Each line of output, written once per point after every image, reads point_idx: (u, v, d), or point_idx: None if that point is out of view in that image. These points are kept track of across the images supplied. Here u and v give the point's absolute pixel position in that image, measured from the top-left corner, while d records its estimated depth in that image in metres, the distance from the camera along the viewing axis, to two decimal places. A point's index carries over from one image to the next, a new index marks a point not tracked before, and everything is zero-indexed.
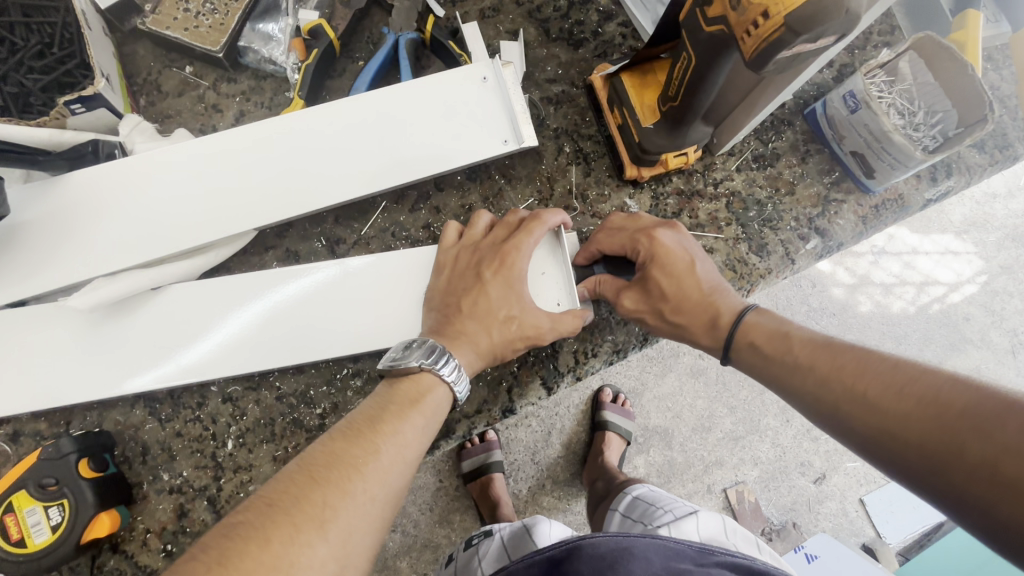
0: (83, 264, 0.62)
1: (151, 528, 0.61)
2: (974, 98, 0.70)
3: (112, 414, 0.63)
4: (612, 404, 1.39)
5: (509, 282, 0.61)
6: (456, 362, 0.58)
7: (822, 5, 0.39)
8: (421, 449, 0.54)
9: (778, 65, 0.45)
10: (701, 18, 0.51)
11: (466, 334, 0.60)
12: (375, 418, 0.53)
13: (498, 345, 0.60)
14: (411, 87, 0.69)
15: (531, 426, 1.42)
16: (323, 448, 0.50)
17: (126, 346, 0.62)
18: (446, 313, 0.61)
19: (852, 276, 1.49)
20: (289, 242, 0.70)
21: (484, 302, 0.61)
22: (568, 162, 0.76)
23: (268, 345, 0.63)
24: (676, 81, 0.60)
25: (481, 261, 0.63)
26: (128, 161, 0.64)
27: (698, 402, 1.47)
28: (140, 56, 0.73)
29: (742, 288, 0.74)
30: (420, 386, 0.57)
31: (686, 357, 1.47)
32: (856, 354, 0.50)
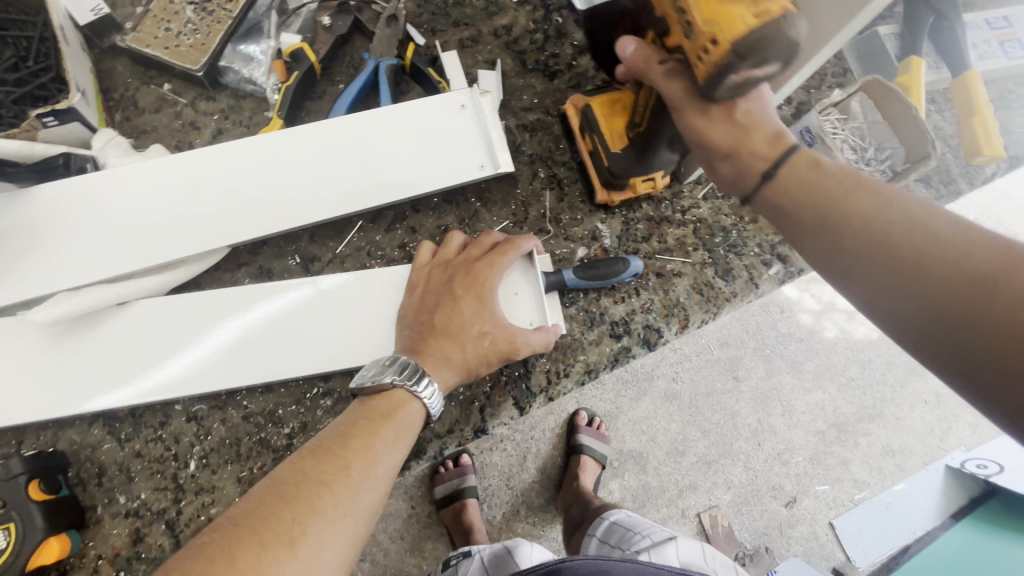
0: (47, 278, 0.61)
1: (104, 555, 0.58)
2: (919, 137, 0.76)
3: (68, 433, 0.61)
4: (587, 428, 1.39)
5: (483, 299, 0.62)
6: (433, 382, 0.58)
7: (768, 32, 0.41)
8: (394, 463, 0.55)
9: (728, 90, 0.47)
10: (659, 42, 0.51)
11: (438, 349, 0.60)
12: (345, 434, 0.54)
13: (472, 359, 0.60)
14: (390, 112, 0.71)
15: (505, 450, 1.42)
16: (294, 466, 0.51)
17: (89, 361, 0.60)
18: (419, 330, 0.62)
19: (818, 303, 1.59)
20: (263, 259, 0.70)
21: (458, 319, 0.61)
22: (543, 187, 0.78)
23: (237, 362, 0.62)
24: (642, 108, 0.64)
25: (455, 277, 0.63)
26: (101, 174, 0.64)
27: (671, 426, 1.48)
28: (118, 72, 0.73)
29: (709, 310, 0.77)
30: (394, 401, 0.57)
31: (659, 382, 1.50)
32: (933, 234, 0.41)
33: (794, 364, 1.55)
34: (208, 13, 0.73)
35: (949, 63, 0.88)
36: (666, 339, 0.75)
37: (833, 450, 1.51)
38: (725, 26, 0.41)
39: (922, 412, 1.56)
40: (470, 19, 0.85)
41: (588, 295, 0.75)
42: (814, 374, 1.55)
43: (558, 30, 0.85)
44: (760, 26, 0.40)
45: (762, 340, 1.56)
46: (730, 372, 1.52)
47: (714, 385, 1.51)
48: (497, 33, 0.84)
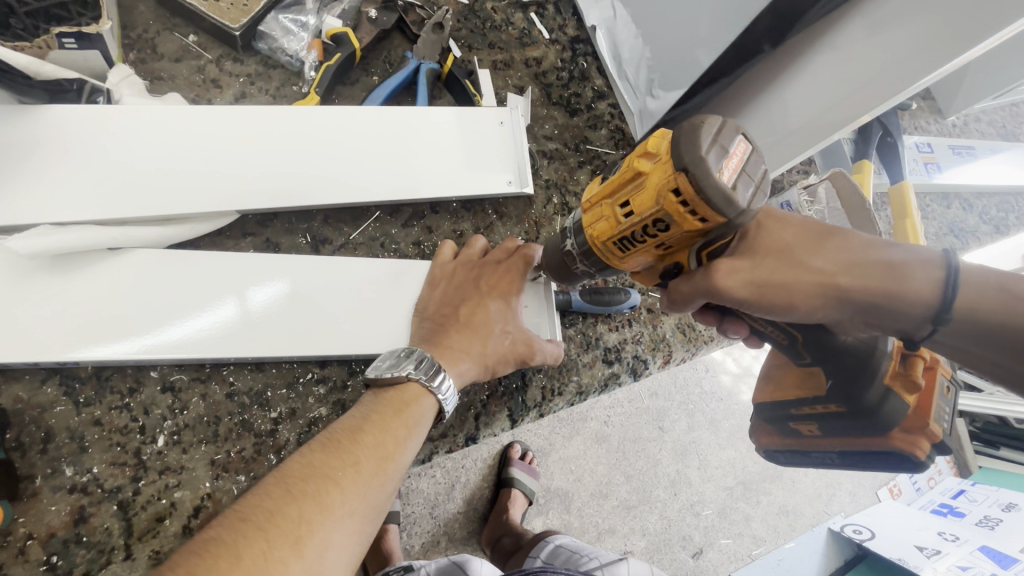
0: (28, 211, 0.54)
1: (35, 535, 0.50)
2: (868, 226, 0.90)
3: (14, 387, 0.53)
4: (519, 461, 1.39)
5: (505, 299, 0.64)
6: (449, 380, 0.57)
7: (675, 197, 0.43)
8: (405, 460, 0.52)
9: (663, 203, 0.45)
10: (643, 196, 0.46)
11: (459, 343, 0.59)
12: (355, 428, 0.51)
13: (491, 355, 0.61)
14: (431, 113, 0.73)
15: (434, 478, 1.36)
16: (301, 459, 0.47)
17: (59, 309, 0.53)
18: (440, 323, 0.61)
19: (738, 366, 1.74)
20: (271, 232, 0.66)
21: (480, 314, 0.62)
22: (555, 212, 0.82)
23: (232, 333, 0.57)
24: (677, 231, 0.46)
25: (481, 276, 0.64)
26: (113, 110, 0.59)
27: (598, 468, 1.53)
28: (140, 12, 0.69)
29: (688, 350, 0.83)
30: (405, 396, 0.55)
31: (592, 423, 1.55)
32: (843, 259, 0.49)
33: (712, 421, 1.67)
34: None
35: (890, 171, 1.05)
36: (651, 370, 0.80)
37: (738, 506, 1.62)
38: (647, 189, 0.45)
39: (813, 477, 1.71)
40: (505, 45, 0.89)
41: (586, 318, 0.78)
42: (730, 434, 1.67)
43: (582, 73, 0.92)
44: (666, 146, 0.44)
45: (687, 396, 1.67)
46: (656, 423, 1.61)
47: (641, 432, 1.59)
48: (528, 63, 0.89)
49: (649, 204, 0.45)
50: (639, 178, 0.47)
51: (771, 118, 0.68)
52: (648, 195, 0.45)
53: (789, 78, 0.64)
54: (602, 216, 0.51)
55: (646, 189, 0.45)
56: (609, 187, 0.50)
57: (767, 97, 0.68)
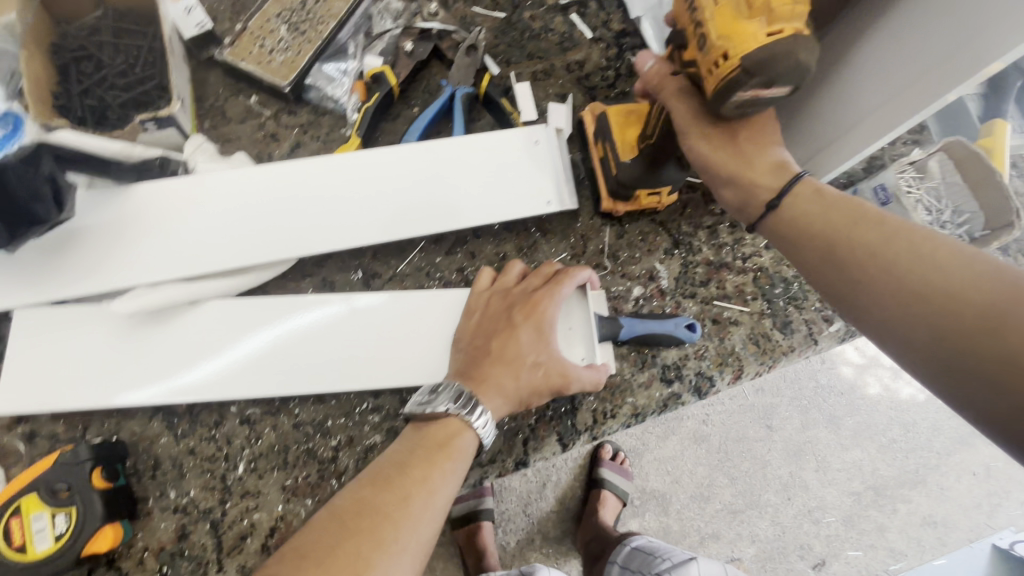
0: (125, 275, 0.63)
1: (149, 547, 0.60)
2: (1001, 199, 0.75)
3: (129, 423, 0.62)
4: (610, 462, 1.36)
5: (540, 328, 0.62)
6: (485, 409, 0.58)
7: (773, 51, 0.41)
8: (452, 493, 0.54)
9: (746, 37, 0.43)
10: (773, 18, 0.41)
11: (492, 376, 0.59)
12: (404, 463, 0.54)
13: (525, 389, 0.60)
14: (466, 141, 0.73)
15: (527, 476, 1.39)
16: (355, 495, 0.51)
17: (157, 356, 0.62)
18: (476, 356, 0.62)
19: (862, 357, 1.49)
20: (327, 271, 0.71)
21: (513, 347, 0.61)
22: (603, 222, 0.78)
23: (294, 369, 0.64)
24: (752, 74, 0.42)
25: (515, 305, 0.64)
26: (187, 178, 0.66)
27: (698, 469, 1.42)
28: (210, 82, 0.77)
29: (764, 363, 0.75)
30: (449, 430, 0.56)
31: (690, 421, 1.44)
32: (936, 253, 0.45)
33: (831, 418, 1.47)
34: (300, 33, 0.76)
35: None
36: (718, 388, 0.73)
37: (869, 514, 1.43)
38: (738, 42, 0.42)
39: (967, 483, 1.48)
40: (545, 53, 0.86)
41: None
42: (852, 432, 1.46)
43: (629, 69, 0.86)
44: (773, 43, 0.41)
45: (799, 390, 1.47)
46: (764, 421, 1.45)
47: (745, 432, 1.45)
48: (570, 68, 0.86)
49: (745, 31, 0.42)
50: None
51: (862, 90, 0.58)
52: (722, 23, 0.43)
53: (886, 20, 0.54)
54: None
55: (739, 25, 0.42)
56: None
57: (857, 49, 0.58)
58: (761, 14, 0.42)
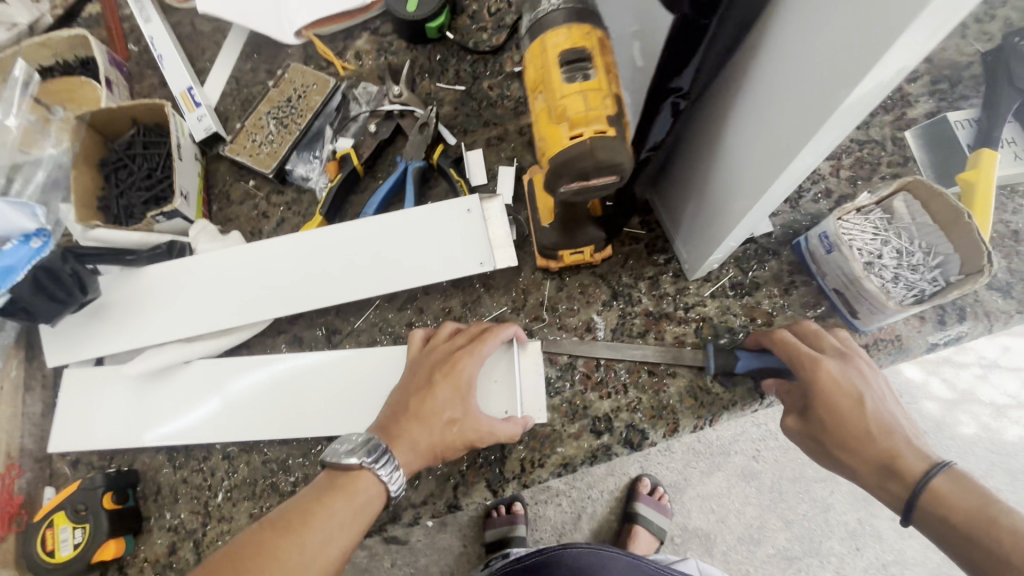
0: (137, 339, 0.79)
1: (149, 557, 0.74)
2: (971, 242, 0.68)
3: (141, 455, 0.78)
4: (648, 497, 1.38)
5: (455, 387, 0.69)
6: (394, 462, 0.65)
7: (573, 154, 0.46)
8: (346, 542, 0.61)
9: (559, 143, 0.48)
10: (574, 125, 0.46)
11: (407, 432, 0.67)
12: (306, 510, 0.62)
13: (438, 444, 0.67)
14: (409, 213, 0.82)
15: (561, 505, 1.43)
16: (253, 538, 0.60)
17: (159, 403, 0.78)
18: (398, 411, 0.69)
19: (951, 391, 1.31)
20: (299, 327, 0.84)
21: (430, 404, 0.68)
22: (544, 276, 0.83)
23: (259, 418, 0.76)
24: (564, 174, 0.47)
25: (437, 364, 0.71)
26: (186, 259, 0.82)
27: (748, 509, 1.41)
28: (220, 172, 0.94)
29: (703, 417, 0.74)
30: (358, 482, 0.64)
31: (737, 458, 1.44)
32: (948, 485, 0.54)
33: None
34: (284, 127, 0.92)
35: None
36: (652, 441, 0.74)
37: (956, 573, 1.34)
38: (550, 146, 0.48)
39: None
40: (500, 120, 0.94)
41: (575, 385, 0.77)
42: None
43: None
44: (574, 145, 0.46)
45: None
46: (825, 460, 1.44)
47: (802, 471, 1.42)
48: (521, 131, 0.92)
49: (554, 136, 0.47)
50: (572, 104, 0.46)
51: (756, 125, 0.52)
52: (543, 125, 0.48)
53: (748, 83, 0.51)
54: (538, 79, 0.50)
55: (554, 129, 0.47)
56: (570, 87, 0.46)
57: (730, 116, 0.56)
58: (565, 120, 0.46)
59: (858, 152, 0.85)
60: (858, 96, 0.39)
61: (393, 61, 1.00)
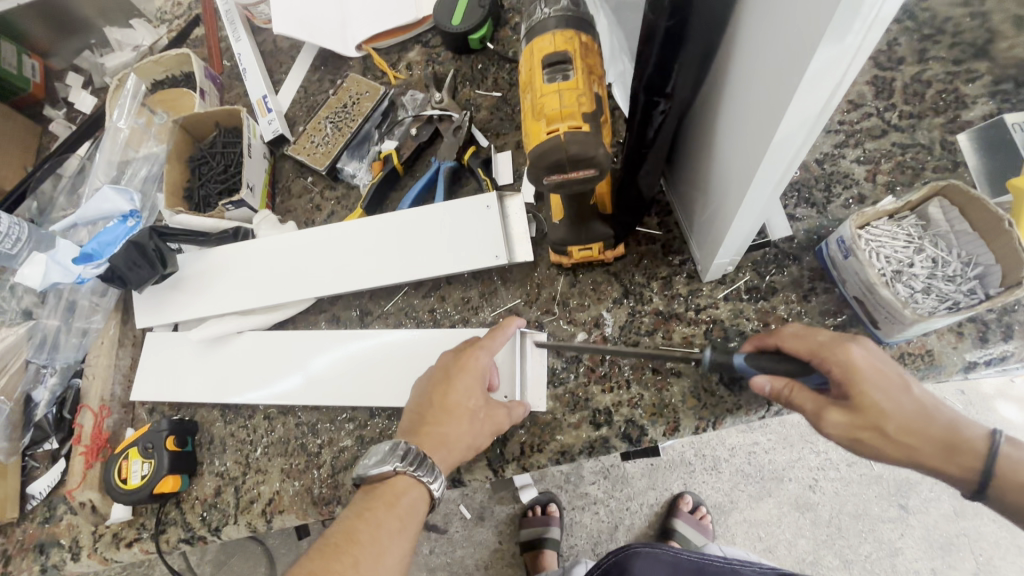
0: (204, 310, 0.93)
1: (198, 496, 0.86)
2: (1012, 251, 0.63)
3: (201, 409, 0.91)
4: (688, 514, 1.35)
5: (475, 377, 0.72)
6: (430, 464, 0.68)
7: (548, 146, 0.50)
8: (403, 550, 0.66)
9: (538, 136, 0.51)
10: (551, 121, 0.50)
11: (438, 431, 0.70)
12: (352, 529, 0.66)
13: (476, 437, 0.70)
14: (435, 207, 0.89)
15: (598, 514, 1.43)
16: (307, 566, 0.63)
17: (217, 366, 0.91)
18: (422, 413, 0.72)
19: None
20: (336, 308, 0.94)
21: (453, 397, 0.71)
22: (558, 272, 0.87)
23: (298, 385, 0.87)
24: (542, 166, 0.51)
25: (450, 365, 0.73)
26: (246, 243, 0.94)
27: (800, 542, 1.33)
28: (285, 169, 1.07)
29: (705, 419, 0.74)
30: (395, 488, 0.68)
31: (791, 485, 1.36)
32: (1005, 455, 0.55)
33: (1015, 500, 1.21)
34: (339, 129, 1.03)
35: None
36: (650, 438, 0.75)
37: None
38: (530, 140, 0.52)
39: None
40: None
41: (579, 378, 0.79)
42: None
43: None
44: (550, 138, 0.50)
45: None
46: (896, 499, 1.32)
47: (867, 508, 1.32)
48: None
49: (534, 131, 0.51)
50: (549, 102, 0.51)
51: (741, 108, 0.52)
52: (528, 120, 0.53)
53: (736, 67, 0.52)
54: (524, 81, 0.55)
55: (536, 125, 0.52)
56: (548, 88, 0.51)
57: (725, 100, 0.56)
58: (543, 117, 0.51)
59: (899, 156, 0.80)
60: (810, 93, 0.41)
61: (439, 70, 1.09)
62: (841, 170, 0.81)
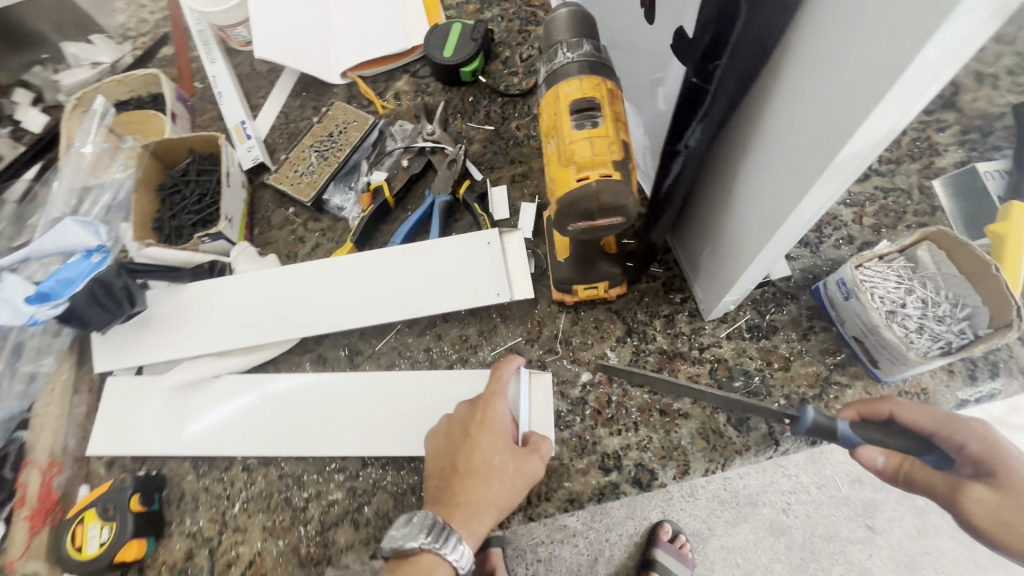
0: (176, 352, 0.85)
1: (166, 561, 0.77)
2: (999, 294, 0.66)
3: (169, 461, 0.83)
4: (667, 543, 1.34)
5: (497, 430, 0.68)
6: (456, 538, 0.63)
7: (577, 196, 0.49)
8: None
9: (564, 183, 0.50)
10: (578, 168, 0.49)
11: (465, 497, 0.65)
12: None
13: (501, 498, 0.65)
14: (432, 243, 0.85)
15: (576, 547, 1.36)
16: None
17: (191, 414, 0.83)
18: (450, 477, 0.67)
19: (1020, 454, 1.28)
20: (322, 347, 0.88)
21: (478, 457, 0.67)
22: (559, 309, 0.85)
23: (284, 433, 0.80)
24: (568, 215, 0.50)
25: (470, 421, 0.69)
26: (224, 279, 0.88)
27: (776, 567, 1.34)
28: (264, 198, 1.01)
29: (714, 461, 0.73)
30: (418, 566, 0.63)
31: (769, 511, 1.37)
32: None
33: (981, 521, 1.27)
34: (324, 159, 0.99)
35: None
36: (660, 482, 0.73)
37: None
38: (556, 188, 0.51)
39: None
40: (525, 158, 0.98)
41: (585, 420, 0.77)
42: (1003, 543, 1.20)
43: None
44: (579, 187, 0.49)
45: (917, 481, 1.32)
46: (863, 519, 1.35)
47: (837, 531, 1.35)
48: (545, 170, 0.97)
49: (559, 179, 0.50)
50: (577, 148, 0.49)
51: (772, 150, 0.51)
52: (554, 167, 0.51)
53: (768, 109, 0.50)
54: (547, 124, 0.54)
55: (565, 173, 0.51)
56: (576, 133, 0.50)
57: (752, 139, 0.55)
58: (572, 163, 0.50)
59: (882, 200, 0.85)
60: (864, 136, 0.39)
61: (429, 101, 1.07)
62: (830, 212, 0.85)
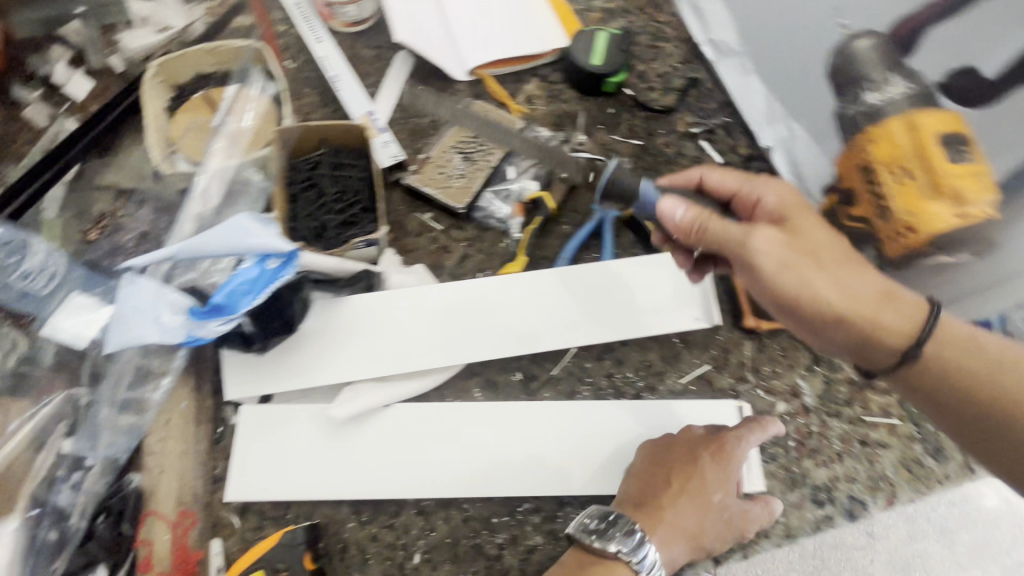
0: (333, 377, 0.72)
1: None
2: None
3: (323, 506, 0.70)
4: None
5: (729, 471, 0.69)
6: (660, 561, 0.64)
7: (962, 238, 0.66)
8: None
9: (951, 213, 0.65)
10: (951, 204, 0.65)
11: (674, 515, 0.66)
12: None
13: (709, 528, 0.67)
14: (623, 263, 0.80)
15: None
16: None
17: (356, 450, 0.71)
18: (659, 485, 0.68)
19: None
20: (490, 371, 0.79)
21: (700, 482, 0.68)
22: (742, 335, 0.82)
23: (475, 472, 0.71)
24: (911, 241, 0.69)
25: (700, 448, 0.69)
26: (386, 293, 0.76)
27: None
28: (395, 200, 0.90)
29: (918, 491, 0.75)
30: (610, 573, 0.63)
31: None
32: (965, 352, 0.58)
33: None
34: (472, 162, 0.90)
35: None
36: (873, 513, 0.73)
37: None
38: (929, 223, 0.67)
39: None
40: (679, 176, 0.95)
41: (789, 452, 0.76)
42: None
43: None
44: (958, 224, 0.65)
45: None
46: None
47: None
48: None
49: (926, 207, 0.67)
50: (954, 181, 0.64)
51: None
52: (911, 197, 0.68)
53: None
54: (885, 146, 0.70)
55: (926, 205, 0.67)
56: (962, 169, 0.64)
57: None
58: (954, 199, 0.65)
59: None
60: None
61: (565, 108, 1.01)
62: None
